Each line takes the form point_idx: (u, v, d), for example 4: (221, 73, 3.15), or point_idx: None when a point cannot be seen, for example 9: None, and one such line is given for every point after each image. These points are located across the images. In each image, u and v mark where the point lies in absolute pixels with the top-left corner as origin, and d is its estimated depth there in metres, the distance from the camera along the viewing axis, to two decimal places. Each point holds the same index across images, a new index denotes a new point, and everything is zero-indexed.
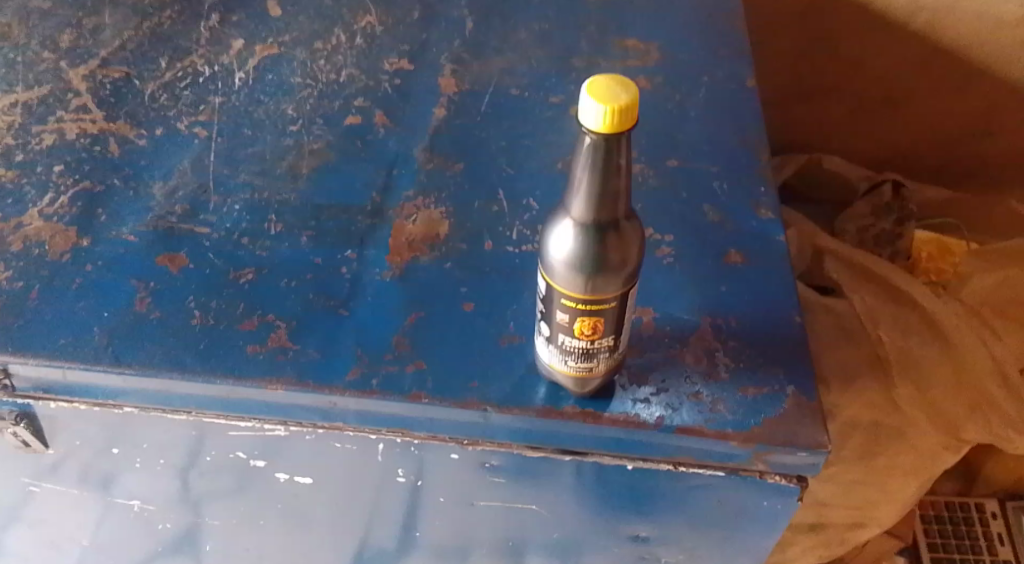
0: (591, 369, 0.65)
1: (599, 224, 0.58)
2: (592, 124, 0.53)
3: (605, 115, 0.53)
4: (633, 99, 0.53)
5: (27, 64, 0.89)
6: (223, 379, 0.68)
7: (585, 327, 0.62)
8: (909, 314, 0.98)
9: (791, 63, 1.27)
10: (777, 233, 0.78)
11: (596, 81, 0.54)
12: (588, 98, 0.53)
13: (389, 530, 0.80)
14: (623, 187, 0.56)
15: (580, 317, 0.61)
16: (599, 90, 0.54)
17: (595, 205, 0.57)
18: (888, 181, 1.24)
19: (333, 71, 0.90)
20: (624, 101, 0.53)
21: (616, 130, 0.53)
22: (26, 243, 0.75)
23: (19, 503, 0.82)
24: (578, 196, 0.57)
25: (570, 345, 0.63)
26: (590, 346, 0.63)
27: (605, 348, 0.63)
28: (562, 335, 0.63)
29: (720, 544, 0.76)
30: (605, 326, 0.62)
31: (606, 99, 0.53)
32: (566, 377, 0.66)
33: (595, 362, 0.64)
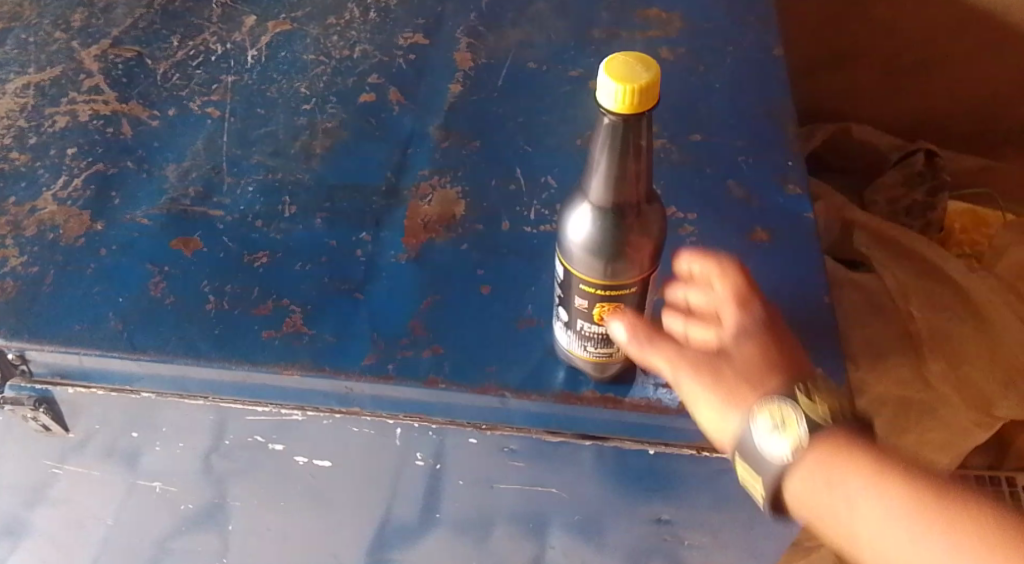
0: (612, 354, 0.64)
1: (618, 208, 0.56)
2: (609, 104, 0.51)
3: (623, 94, 0.51)
4: (654, 78, 0.51)
5: (39, 44, 0.88)
6: (239, 364, 0.67)
7: (605, 313, 0.61)
8: (941, 290, 0.99)
9: (818, 30, 1.23)
10: (804, 209, 0.76)
11: (614, 58, 0.52)
12: (604, 75, 0.51)
13: (408, 513, 0.79)
14: (642, 169, 0.55)
15: (599, 303, 0.60)
16: (617, 69, 0.51)
17: (613, 187, 0.55)
18: (921, 149, 1.18)
19: (346, 47, 0.88)
20: (643, 81, 0.50)
21: (635, 109, 0.51)
22: (41, 228, 0.74)
23: (42, 484, 0.82)
24: (596, 178, 0.55)
25: (590, 330, 0.62)
26: (611, 332, 0.62)
27: None
28: (582, 321, 0.62)
29: (746, 526, 0.75)
30: (625, 310, 0.61)
31: (625, 77, 0.51)
32: (586, 362, 0.64)
33: (615, 348, 0.63)
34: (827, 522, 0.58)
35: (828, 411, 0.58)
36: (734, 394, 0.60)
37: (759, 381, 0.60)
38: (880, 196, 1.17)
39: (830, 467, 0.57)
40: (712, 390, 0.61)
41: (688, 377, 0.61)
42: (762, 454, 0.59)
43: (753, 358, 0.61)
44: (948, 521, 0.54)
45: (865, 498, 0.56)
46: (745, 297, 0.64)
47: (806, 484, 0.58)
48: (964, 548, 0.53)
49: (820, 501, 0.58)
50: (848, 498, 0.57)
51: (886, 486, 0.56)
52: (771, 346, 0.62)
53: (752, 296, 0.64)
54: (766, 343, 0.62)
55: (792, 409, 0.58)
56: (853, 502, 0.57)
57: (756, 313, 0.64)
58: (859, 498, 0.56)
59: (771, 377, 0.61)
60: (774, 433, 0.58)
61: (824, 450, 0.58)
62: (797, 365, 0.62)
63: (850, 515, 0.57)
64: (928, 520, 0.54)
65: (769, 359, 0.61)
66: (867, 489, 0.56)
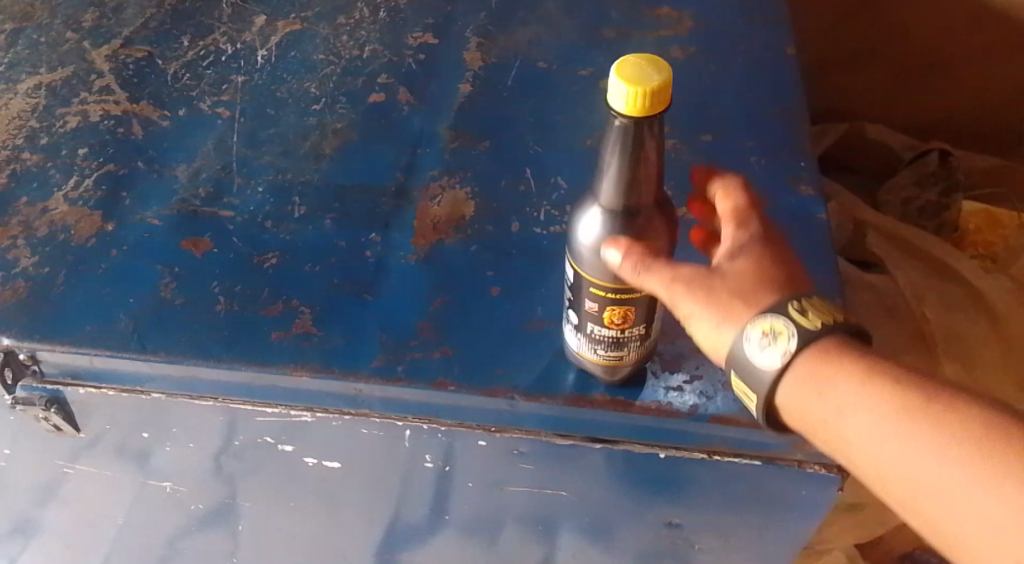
0: (622, 357, 0.63)
1: (629, 209, 0.56)
2: (619, 106, 0.51)
3: (633, 97, 0.50)
4: (665, 80, 0.51)
5: (50, 44, 0.88)
6: (249, 366, 0.67)
7: (615, 316, 0.60)
8: (956, 291, 0.98)
9: (830, 28, 1.22)
10: (816, 210, 0.75)
11: (626, 60, 0.52)
12: (615, 78, 0.51)
13: (417, 515, 0.79)
14: (653, 172, 0.54)
15: (610, 306, 0.60)
16: (629, 71, 0.51)
17: (624, 190, 0.55)
18: (935, 149, 1.17)
19: (356, 47, 0.88)
20: (654, 84, 0.50)
21: (647, 112, 0.51)
22: (52, 228, 0.74)
23: (53, 483, 0.82)
24: (607, 180, 0.55)
25: (600, 334, 0.62)
26: (621, 334, 0.61)
27: (636, 336, 0.62)
28: (591, 324, 0.61)
29: (757, 530, 0.74)
30: (635, 314, 0.60)
31: (636, 79, 0.50)
32: (596, 365, 0.64)
33: (625, 351, 0.63)
34: (818, 429, 0.58)
35: (823, 319, 0.57)
36: (728, 310, 0.58)
37: (754, 296, 0.58)
38: (893, 196, 1.17)
39: (818, 374, 0.57)
40: (707, 307, 0.58)
41: (686, 298, 0.58)
42: (752, 364, 0.58)
43: (747, 274, 0.59)
44: (936, 419, 0.53)
45: (854, 403, 0.56)
46: (739, 215, 0.63)
47: (797, 394, 0.58)
48: (951, 447, 0.53)
49: (810, 410, 0.57)
50: (837, 406, 0.56)
51: (873, 386, 0.55)
52: (766, 264, 0.60)
53: (747, 214, 0.63)
54: (761, 259, 0.61)
55: (786, 321, 0.57)
56: (843, 409, 0.56)
57: (752, 231, 0.62)
58: (848, 406, 0.56)
59: (766, 293, 0.59)
60: (764, 344, 0.57)
61: (812, 357, 0.57)
62: (791, 280, 0.60)
63: (839, 417, 0.56)
64: (917, 421, 0.54)
65: (764, 276, 0.60)
66: (857, 394, 0.56)
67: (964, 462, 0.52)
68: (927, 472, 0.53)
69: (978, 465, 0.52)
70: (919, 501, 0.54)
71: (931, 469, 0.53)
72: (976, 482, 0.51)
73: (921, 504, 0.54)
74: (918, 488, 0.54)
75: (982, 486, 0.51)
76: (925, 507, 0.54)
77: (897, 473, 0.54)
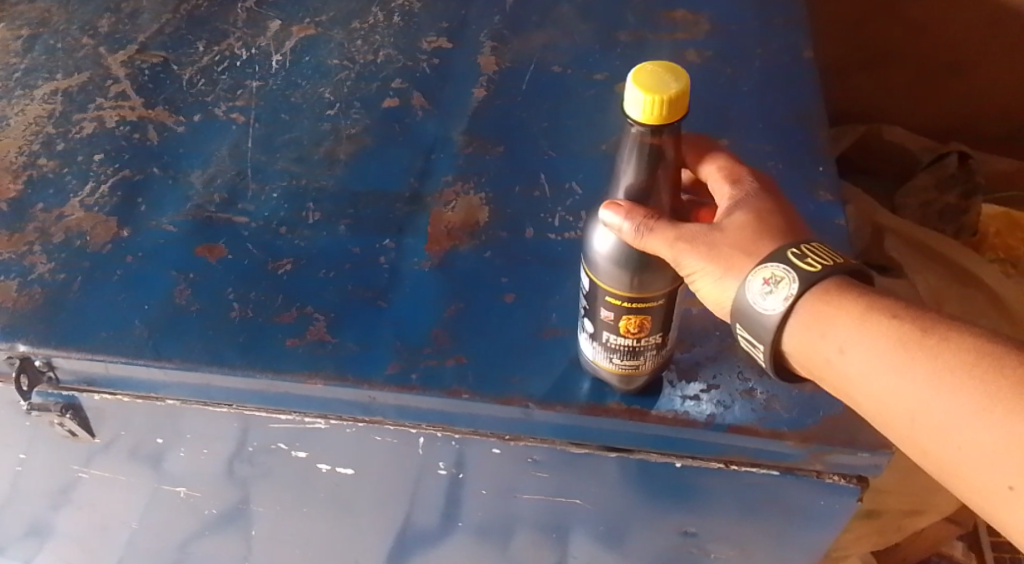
0: (637, 366, 0.63)
1: None
2: (637, 114, 0.51)
3: (651, 105, 0.50)
4: (683, 89, 0.50)
5: (67, 50, 0.89)
6: (262, 373, 0.67)
7: (631, 325, 0.60)
8: (975, 297, 1.00)
9: (848, 29, 1.21)
10: (834, 216, 0.75)
11: (643, 65, 0.52)
12: (633, 86, 0.50)
13: (430, 521, 0.78)
14: (665, 177, 0.56)
15: (626, 315, 0.59)
16: (647, 78, 0.51)
17: (638, 197, 0.56)
18: (952, 152, 1.15)
19: (370, 52, 0.87)
20: (672, 92, 0.50)
21: (664, 120, 0.51)
22: (68, 234, 0.75)
23: (69, 487, 0.82)
24: (621, 189, 0.56)
25: (615, 342, 0.61)
26: (637, 344, 0.61)
27: (651, 345, 0.62)
28: (607, 333, 0.61)
29: (773, 538, 0.73)
30: (652, 322, 0.60)
31: (654, 87, 0.50)
32: (611, 374, 0.64)
33: (641, 360, 0.62)
34: (819, 368, 0.57)
35: (824, 263, 0.56)
36: (730, 262, 0.57)
37: (755, 246, 0.57)
38: (911, 199, 1.16)
39: (819, 313, 0.56)
40: (709, 262, 0.57)
41: (691, 255, 0.56)
42: (755, 311, 0.57)
43: (746, 227, 0.58)
44: (934, 351, 0.53)
45: (855, 339, 0.55)
46: (732, 173, 0.62)
47: (798, 335, 0.57)
48: (949, 377, 0.52)
49: (813, 349, 0.56)
50: (838, 343, 0.55)
51: (873, 323, 0.55)
52: (764, 215, 0.59)
53: (740, 170, 0.62)
54: (759, 210, 0.60)
55: (785, 266, 0.56)
56: (844, 346, 0.55)
57: (748, 185, 0.61)
58: (849, 343, 0.55)
59: (767, 241, 0.58)
60: (766, 290, 0.56)
61: (812, 297, 0.56)
62: (790, 226, 0.60)
63: (841, 357, 0.55)
64: (917, 354, 0.53)
65: (762, 228, 0.58)
66: (857, 330, 0.55)
67: (962, 390, 0.52)
68: (926, 404, 0.53)
69: (976, 394, 0.51)
70: (919, 434, 0.54)
71: (931, 400, 0.52)
72: (975, 409, 0.51)
73: (922, 437, 0.54)
74: (918, 421, 0.53)
75: (981, 414, 0.51)
76: (924, 436, 0.53)
77: (897, 406, 0.54)
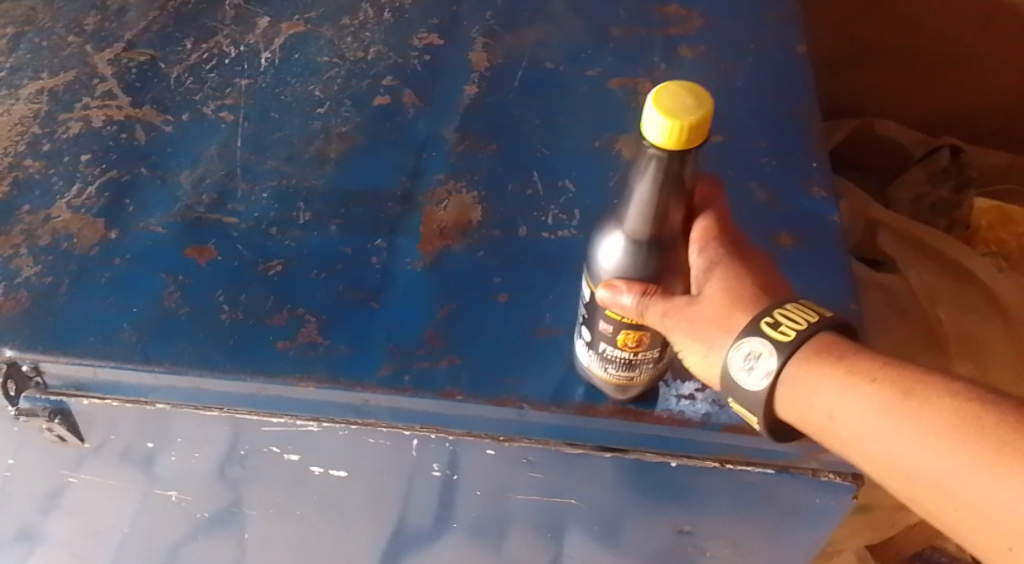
0: (632, 378, 0.62)
1: (652, 239, 0.56)
2: (655, 137, 0.50)
3: (671, 130, 0.49)
4: (705, 115, 0.50)
5: (52, 48, 0.87)
6: (254, 376, 0.66)
7: (630, 339, 0.59)
8: (968, 292, 0.99)
9: (842, 22, 1.20)
10: (828, 213, 0.74)
11: (666, 89, 0.51)
12: (653, 109, 0.50)
13: (424, 522, 0.78)
14: (676, 206, 0.54)
15: (625, 329, 0.59)
16: (667, 103, 0.50)
17: (647, 221, 0.55)
18: (946, 145, 1.16)
19: (360, 49, 0.86)
20: (694, 119, 0.49)
21: (683, 146, 0.50)
22: (55, 237, 0.73)
23: (58, 492, 0.81)
24: (632, 208, 0.54)
25: (612, 354, 0.61)
26: (634, 357, 0.61)
27: (649, 359, 0.61)
28: (604, 343, 0.61)
29: (768, 536, 0.73)
30: (650, 339, 0.59)
31: (676, 112, 0.50)
32: (606, 383, 0.63)
33: (637, 372, 0.62)
34: (815, 434, 0.56)
35: (799, 328, 0.55)
36: (709, 338, 0.58)
37: (729, 320, 0.57)
38: (903, 194, 1.17)
39: (806, 380, 0.55)
40: (692, 338, 0.58)
41: (677, 331, 0.57)
42: (743, 388, 0.57)
43: (719, 299, 0.58)
44: (923, 413, 0.51)
45: (842, 405, 0.54)
46: (704, 236, 0.60)
47: (789, 402, 0.56)
48: (938, 440, 0.50)
49: (804, 416, 0.56)
50: (827, 410, 0.54)
51: (859, 386, 0.54)
52: (734, 284, 0.58)
53: (712, 232, 0.60)
54: (728, 280, 0.59)
55: (762, 340, 0.56)
56: (833, 413, 0.54)
57: (716, 250, 0.59)
58: (837, 409, 0.54)
59: (740, 310, 0.57)
60: (750, 367, 0.56)
61: (797, 365, 0.55)
62: (761, 286, 0.59)
63: (833, 423, 0.54)
64: (906, 418, 0.52)
65: (735, 299, 0.58)
66: (844, 398, 0.54)
67: (953, 454, 0.50)
68: (921, 468, 0.51)
69: (967, 457, 0.49)
70: (919, 497, 0.52)
71: (924, 463, 0.51)
72: (968, 474, 0.49)
73: (922, 500, 0.52)
74: (917, 486, 0.52)
75: (976, 479, 0.49)
76: (925, 498, 0.52)
77: (894, 469, 0.53)
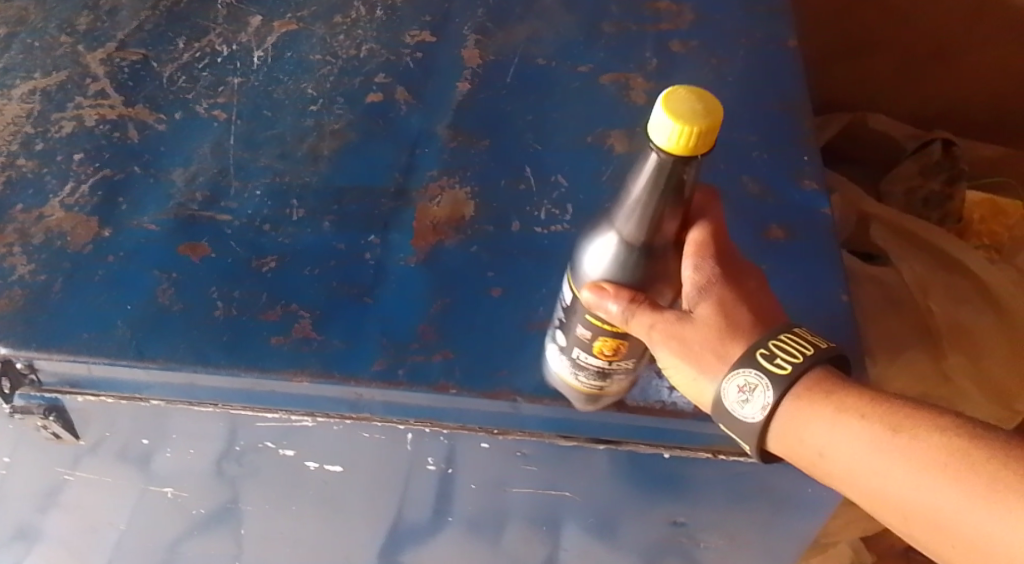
0: (604, 388, 0.62)
1: (643, 245, 0.56)
2: (663, 142, 0.50)
3: (679, 135, 0.50)
4: (714, 121, 0.50)
5: (44, 48, 0.87)
6: (248, 372, 0.66)
7: (605, 347, 0.60)
8: (960, 283, 1.00)
9: (832, 17, 1.21)
10: (818, 206, 0.75)
11: (676, 92, 0.51)
12: (662, 113, 0.50)
13: (421, 516, 0.78)
14: (672, 213, 0.54)
15: (603, 336, 0.59)
16: (676, 105, 0.50)
17: (641, 225, 0.55)
18: (937, 140, 1.16)
19: (352, 47, 0.87)
20: (704, 124, 0.49)
21: (690, 151, 0.50)
22: (48, 235, 0.74)
23: (55, 490, 0.81)
24: (629, 211, 0.55)
25: (585, 361, 0.61)
26: (607, 366, 0.61)
27: (621, 370, 0.61)
28: (578, 350, 0.61)
29: (762, 527, 0.74)
30: (626, 349, 0.60)
31: (686, 117, 0.50)
32: (575, 391, 0.63)
33: (607, 382, 0.62)
34: (807, 470, 0.57)
35: (795, 362, 0.56)
36: (703, 362, 0.57)
37: (725, 349, 0.57)
38: (897, 185, 1.17)
39: (797, 416, 0.56)
40: (683, 360, 0.57)
41: (663, 347, 0.57)
42: (736, 419, 0.57)
43: (714, 323, 0.57)
44: (914, 451, 0.52)
45: (833, 443, 0.55)
46: (700, 250, 0.58)
47: (780, 437, 0.57)
48: (929, 478, 0.51)
49: (796, 452, 0.57)
50: (818, 447, 0.55)
51: (849, 424, 0.54)
52: (730, 309, 0.58)
53: (708, 247, 0.59)
54: (723, 304, 0.58)
55: (756, 373, 0.56)
56: (824, 450, 0.55)
57: (711, 266, 0.58)
58: (827, 446, 0.55)
59: (735, 338, 0.57)
60: (744, 398, 0.57)
61: (790, 401, 0.56)
62: (756, 312, 0.59)
63: (825, 459, 0.56)
64: (897, 455, 0.53)
65: (730, 326, 0.57)
66: (835, 435, 0.55)
67: (945, 492, 0.51)
68: (914, 505, 0.52)
69: (959, 494, 0.50)
70: (914, 532, 0.53)
71: (917, 500, 0.52)
72: (961, 511, 0.50)
73: (916, 534, 0.53)
74: (911, 521, 0.53)
75: (969, 516, 0.50)
76: (919, 533, 0.53)
77: (887, 505, 0.54)
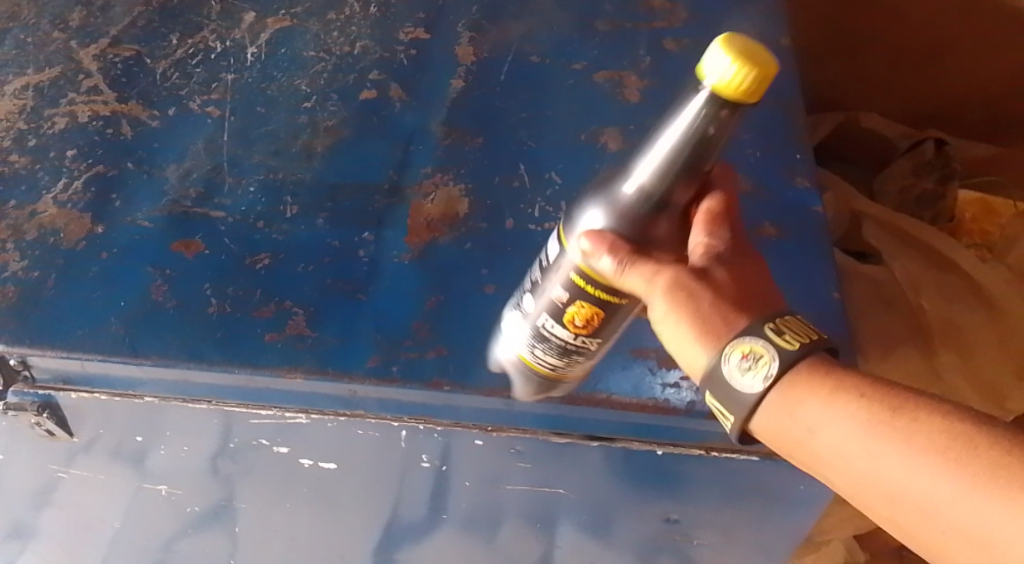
0: (557, 367, 0.62)
1: (657, 200, 0.57)
2: (716, 78, 0.52)
3: (735, 75, 0.52)
4: (770, 66, 0.52)
5: (37, 44, 0.87)
6: (241, 368, 0.66)
7: (576, 316, 0.60)
8: (952, 282, 1.01)
9: (825, 16, 1.21)
10: (810, 204, 0.75)
11: (734, 35, 0.53)
12: (720, 52, 0.52)
13: (415, 514, 0.78)
14: (694, 169, 0.56)
15: (580, 300, 0.59)
16: (737, 46, 0.52)
17: (662, 176, 0.56)
18: (930, 139, 1.17)
19: (346, 44, 0.87)
20: (760, 67, 0.52)
21: (742, 92, 0.52)
22: (41, 231, 0.73)
23: (48, 488, 0.81)
24: (655, 157, 0.56)
25: (551, 331, 0.61)
26: (570, 341, 0.61)
27: (582, 351, 0.61)
28: (546, 316, 0.61)
29: (754, 524, 0.74)
30: (597, 324, 0.60)
31: (745, 57, 0.52)
32: (530, 365, 0.63)
33: (564, 360, 0.62)
34: (794, 450, 0.57)
35: (801, 340, 0.56)
36: (708, 326, 0.57)
37: (733, 314, 0.57)
38: (891, 185, 1.18)
39: (788, 394, 0.56)
40: (686, 321, 0.57)
41: (660, 302, 0.57)
42: (733, 390, 0.57)
43: (723, 289, 0.58)
44: (911, 432, 0.52)
45: (823, 420, 0.55)
46: (713, 220, 0.60)
47: (770, 415, 0.57)
48: (923, 460, 0.51)
49: (784, 430, 0.57)
50: (808, 424, 0.55)
51: (841, 402, 0.54)
52: (738, 279, 0.59)
53: (721, 218, 0.60)
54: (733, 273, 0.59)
55: (763, 343, 0.56)
56: (814, 427, 0.55)
57: (723, 237, 0.60)
58: (817, 423, 0.55)
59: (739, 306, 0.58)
60: (745, 367, 0.56)
61: (784, 381, 0.56)
62: (762, 285, 0.60)
63: (813, 437, 0.55)
64: (892, 436, 0.52)
65: (738, 293, 0.58)
66: (826, 412, 0.55)
67: (939, 476, 0.50)
68: (905, 489, 0.52)
69: (953, 478, 0.50)
70: (900, 517, 0.53)
71: (909, 483, 0.51)
72: (954, 496, 0.50)
73: (902, 519, 0.53)
74: (899, 506, 0.52)
75: (964, 500, 0.49)
76: (907, 518, 0.52)
77: (876, 488, 0.53)
